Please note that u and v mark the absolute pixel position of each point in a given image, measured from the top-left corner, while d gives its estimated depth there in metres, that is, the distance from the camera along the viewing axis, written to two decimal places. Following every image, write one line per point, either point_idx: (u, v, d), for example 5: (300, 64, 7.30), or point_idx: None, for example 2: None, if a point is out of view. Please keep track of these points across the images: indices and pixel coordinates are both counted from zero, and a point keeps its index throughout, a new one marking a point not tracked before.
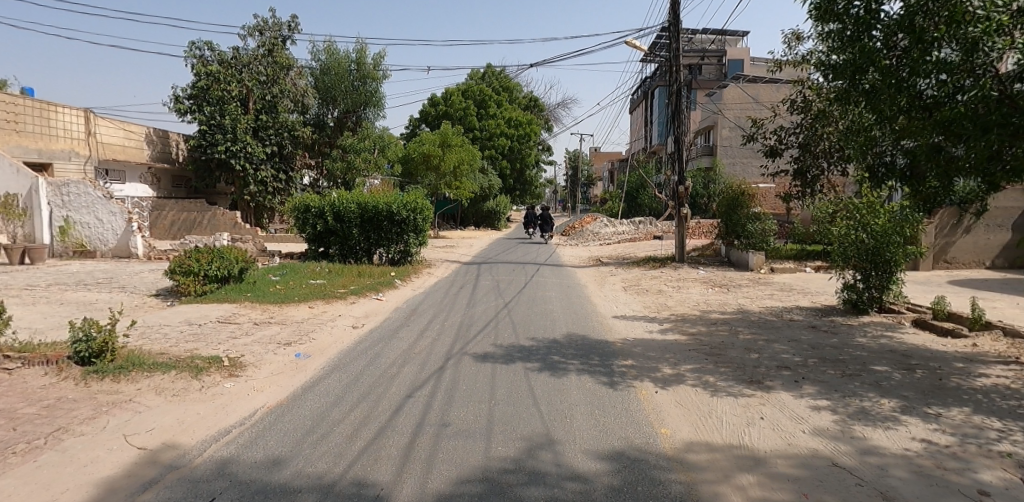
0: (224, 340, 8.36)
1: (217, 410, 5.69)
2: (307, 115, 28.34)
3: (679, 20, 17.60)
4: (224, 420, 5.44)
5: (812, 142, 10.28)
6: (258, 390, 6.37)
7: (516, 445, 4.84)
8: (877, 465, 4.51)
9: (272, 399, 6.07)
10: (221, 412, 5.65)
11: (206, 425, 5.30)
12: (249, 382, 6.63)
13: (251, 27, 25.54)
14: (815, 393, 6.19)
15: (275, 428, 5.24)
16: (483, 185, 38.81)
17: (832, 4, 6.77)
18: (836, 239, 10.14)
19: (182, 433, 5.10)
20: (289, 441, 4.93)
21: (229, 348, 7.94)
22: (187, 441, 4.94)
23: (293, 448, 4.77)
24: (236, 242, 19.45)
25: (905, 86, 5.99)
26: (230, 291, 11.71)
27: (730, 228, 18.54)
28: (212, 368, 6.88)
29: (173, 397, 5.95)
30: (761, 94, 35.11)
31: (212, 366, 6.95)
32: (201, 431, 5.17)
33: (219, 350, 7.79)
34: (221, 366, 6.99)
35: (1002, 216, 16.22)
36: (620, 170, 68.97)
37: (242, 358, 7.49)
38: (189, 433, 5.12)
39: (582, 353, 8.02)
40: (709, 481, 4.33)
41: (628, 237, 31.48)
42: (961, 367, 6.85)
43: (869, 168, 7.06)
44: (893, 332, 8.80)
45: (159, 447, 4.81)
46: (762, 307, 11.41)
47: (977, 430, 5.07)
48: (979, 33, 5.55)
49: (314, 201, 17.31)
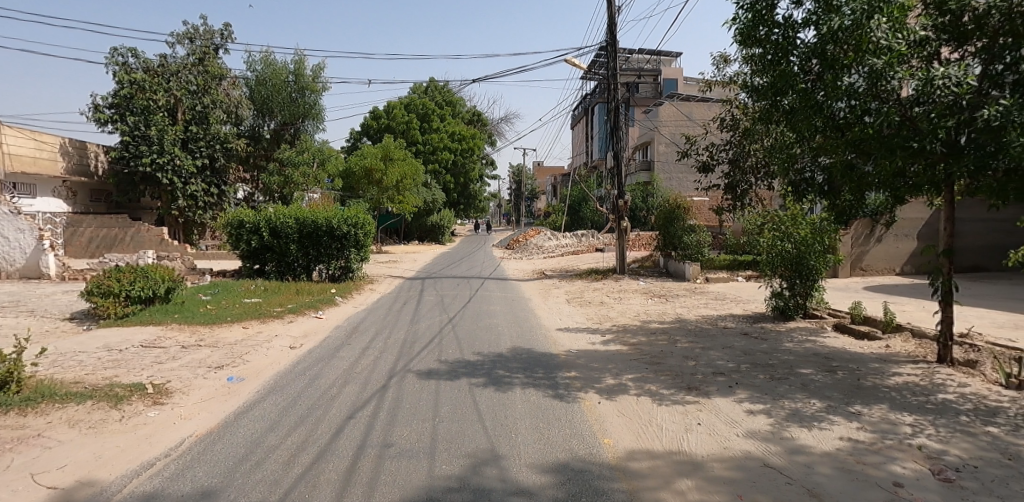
0: (149, 365, 8.13)
1: (140, 441, 5.54)
2: (242, 127, 27.72)
3: (616, 41, 18.24)
4: (148, 452, 5.30)
5: (741, 157, 10.84)
6: (185, 417, 6.23)
7: (461, 462, 4.94)
8: (803, 463, 4.84)
9: (200, 427, 5.95)
10: (143, 444, 5.50)
11: (128, 458, 5.16)
12: (175, 409, 6.47)
13: (179, 35, 24.89)
14: (750, 397, 6.55)
15: (205, 458, 5.16)
16: (426, 199, 38.64)
17: (754, 30, 7.19)
18: (763, 249, 10.71)
19: (99, 468, 4.94)
20: (220, 470, 4.87)
21: (153, 374, 7.73)
22: (105, 477, 4.80)
23: (224, 478, 4.72)
24: (163, 261, 18.80)
25: (821, 108, 6.43)
26: (155, 313, 11.29)
27: (668, 240, 19.22)
28: (134, 397, 6.69)
29: (90, 429, 5.75)
30: (694, 113, 36.56)
31: (134, 394, 6.77)
32: (121, 465, 5.02)
33: (143, 377, 7.57)
34: (144, 394, 6.82)
35: (909, 227, 17.46)
36: (563, 184, 70.11)
37: (168, 384, 7.31)
38: (108, 468, 4.96)
39: (527, 367, 8.17)
40: (650, 487, 4.54)
41: (571, 250, 32.17)
42: (877, 367, 7.38)
43: (791, 183, 7.48)
44: (817, 336, 9.36)
45: (74, 485, 4.65)
46: (698, 316, 11.88)
47: (892, 426, 5.51)
48: (882, 64, 6.00)
49: (249, 216, 16.83)
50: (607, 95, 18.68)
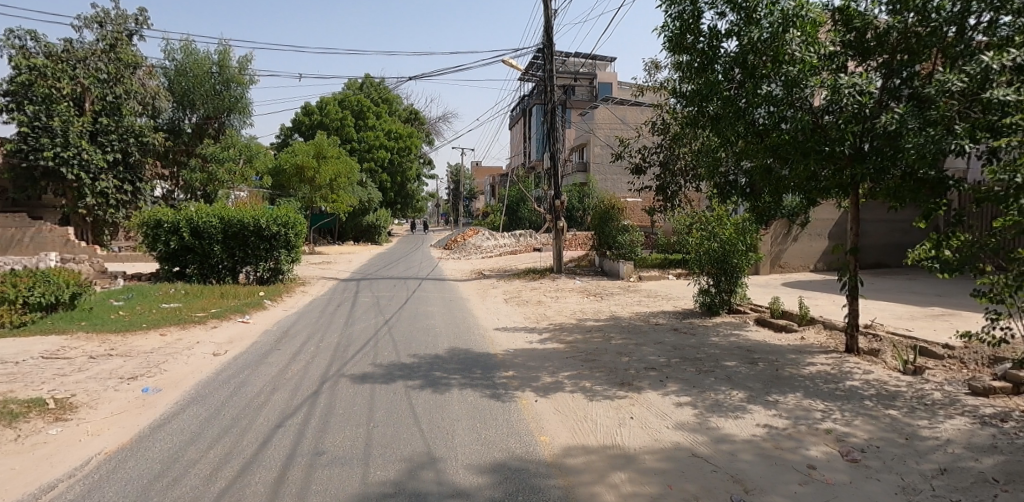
0: (50, 379, 7.75)
1: (42, 461, 5.28)
2: (159, 119, 26.50)
3: (553, 43, 18.57)
4: (51, 472, 5.05)
5: (671, 161, 11.39)
6: (92, 433, 5.98)
7: (397, 467, 5.00)
8: (727, 451, 5.17)
9: (110, 443, 5.73)
10: (45, 463, 5.23)
11: (28, 480, 4.91)
12: (80, 425, 6.19)
13: (87, 19, 23.64)
14: (678, 390, 6.88)
15: (116, 476, 4.96)
16: (362, 198, 38.04)
17: (682, 38, 7.56)
18: (692, 248, 11.20)
19: None
20: (134, 489, 4.71)
21: (55, 388, 7.37)
22: None
23: (138, 497, 4.58)
24: (68, 264, 17.83)
25: (743, 114, 6.86)
26: (57, 320, 10.74)
27: (602, 239, 19.70)
28: (33, 413, 6.38)
29: None
30: (628, 116, 37.62)
31: (33, 411, 6.46)
32: (19, 488, 4.76)
33: (43, 391, 7.21)
34: (44, 410, 6.52)
35: (822, 227, 18.62)
36: (501, 184, 70.47)
37: (71, 398, 6.99)
38: (3, 492, 4.69)
39: (464, 367, 8.28)
40: (585, 482, 4.74)
41: (509, 249, 32.43)
42: (793, 358, 7.89)
43: (716, 185, 7.97)
44: (740, 330, 9.90)
45: None
46: (632, 313, 12.30)
47: (806, 412, 5.93)
48: (796, 72, 6.35)
49: (167, 216, 16.25)
50: (545, 96, 18.98)
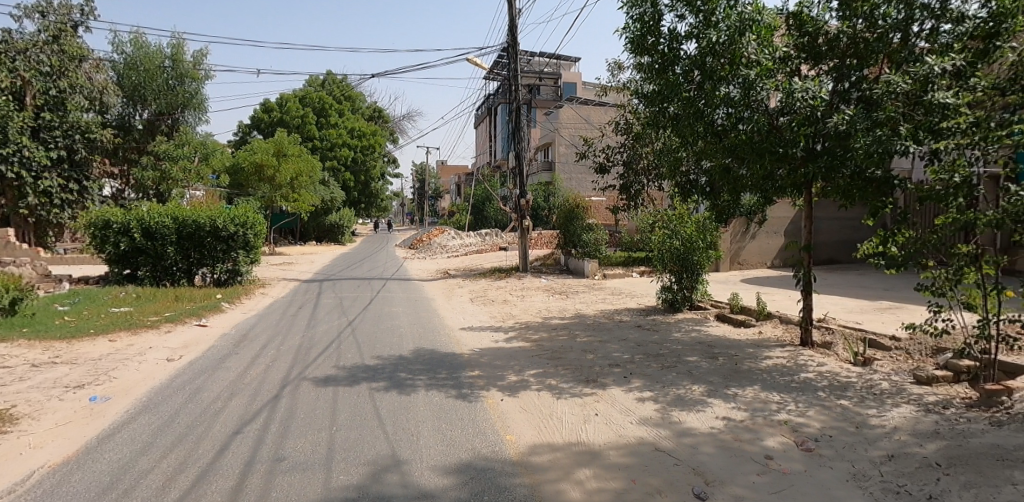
0: None
1: None
2: (107, 114, 25.93)
3: (517, 42, 18.65)
4: None
5: (634, 160, 11.59)
6: (36, 446, 5.80)
7: (361, 471, 5.00)
8: (689, 445, 5.32)
9: (56, 455, 5.57)
10: None
11: None
12: (23, 438, 6.00)
13: (29, 8, 22.73)
14: (642, 385, 7.03)
15: (62, 490, 4.84)
16: (324, 197, 37.54)
17: (643, 39, 7.69)
18: (654, 246, 11.41)
19: None
20: None
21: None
22: None
23: None
24: (8, 268, 17.18)
25: (703, 115, 7.04)
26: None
27: (567, 237, 19.90)
28: None
29: None
30: (591, 116, 38.02)
31: None
32: None
33: None
34: None
35: (779, 225, 19.17)
36: (467, 182, 70.39)
37: (13, 410, 6.77)
38: None
39: (429, 367, 8.30)
40: (551, 479, 4.82)
41: (475, 248, 32.46)
42: (752, 353, 8.13)
43: (678, 184, 8.16)
44: (701, 325, 10.14)
45: None
46: (596, 311, 12.47)
47: (763, 404, 6.14)
48: (753, 76, 6.54)
49: (116, 216, 15.78)
50: (509, 96, 19.05)
